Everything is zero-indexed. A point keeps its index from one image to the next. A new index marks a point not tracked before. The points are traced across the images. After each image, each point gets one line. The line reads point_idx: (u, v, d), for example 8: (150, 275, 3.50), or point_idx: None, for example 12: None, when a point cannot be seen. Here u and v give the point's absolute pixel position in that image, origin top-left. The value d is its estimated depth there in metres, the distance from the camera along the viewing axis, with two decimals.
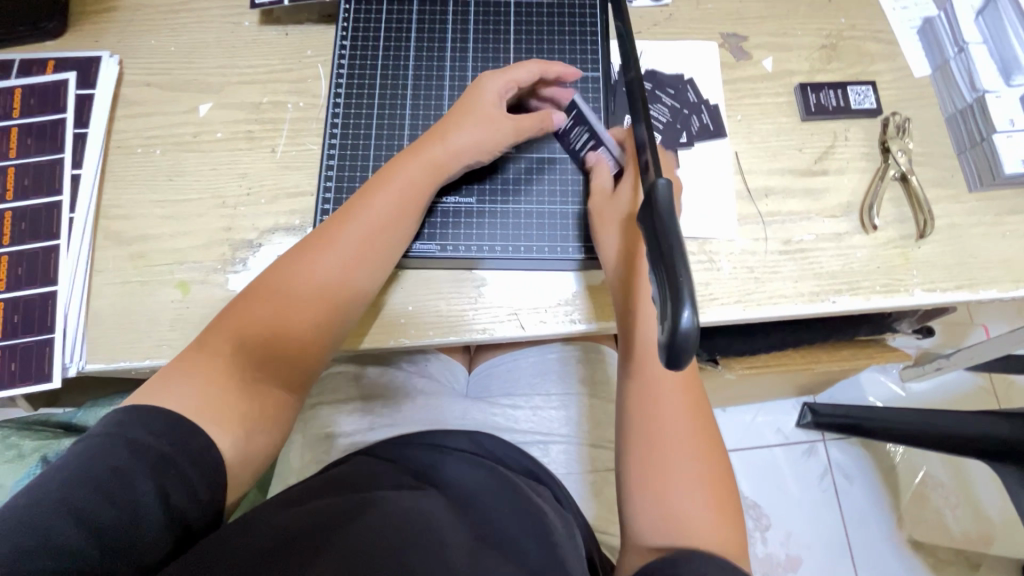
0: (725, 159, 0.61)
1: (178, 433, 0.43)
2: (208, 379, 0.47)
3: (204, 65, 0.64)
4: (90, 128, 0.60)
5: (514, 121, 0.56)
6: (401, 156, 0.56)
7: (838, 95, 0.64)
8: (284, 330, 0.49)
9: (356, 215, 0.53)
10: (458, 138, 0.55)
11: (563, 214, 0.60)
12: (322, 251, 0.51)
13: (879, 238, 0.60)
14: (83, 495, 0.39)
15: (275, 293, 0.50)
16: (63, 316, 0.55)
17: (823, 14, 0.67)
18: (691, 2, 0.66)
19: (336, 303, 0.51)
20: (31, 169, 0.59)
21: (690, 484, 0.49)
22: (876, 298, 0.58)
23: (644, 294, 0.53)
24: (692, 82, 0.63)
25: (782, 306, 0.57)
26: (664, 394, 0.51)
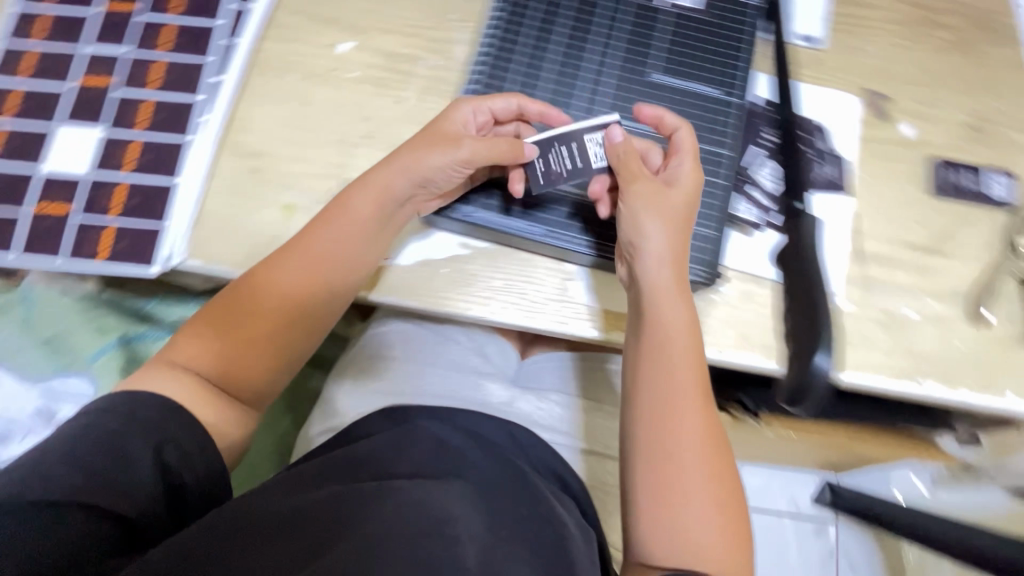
0: (845, 215, 0.60)
1: (168, 415, 0.49)
2: (185, 367, 0.53)
3: (356, 6, 0.66)
4: (240, 40, 0.63)
5: (476, 144, 0.55)
6: (351, 185, 0.57)
7: (973, 179, 0.61)
8: (266, 304, 0.54)
9: (330, 215, 0.55)
10: (430, 161, 0.55)
11: None
12: (296, 251, 0.55)
13: (984, 333, 0.57)
14: (77, 460, 0.43)
15: (247, 299, 0.54)
16: (176, 209, 0.58)
17: (975, 95, 0.64)
18: (841, 50, 0.65)
19: (308, 307, 0.55)
20: (179, 67, 0.62)
21: (692, 492, 0.48)
22: (965, 393, 0.55)
23: (672, 290, 0.51)
24: (824, 131, 0.62)
25: (874, 381, 0.55)
26: (677, 403, 0.50)
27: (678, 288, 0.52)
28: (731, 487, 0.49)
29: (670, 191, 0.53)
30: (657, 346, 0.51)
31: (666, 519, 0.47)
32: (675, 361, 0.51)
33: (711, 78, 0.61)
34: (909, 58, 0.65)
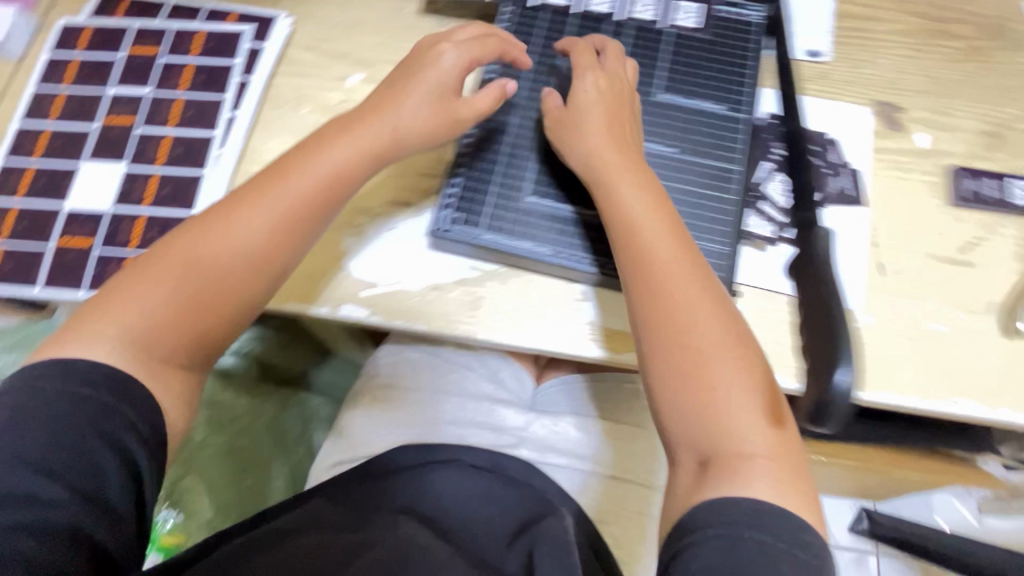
0: (860, 232, 0.58)
1: (119, 387, 0.44)
2: (121, 329, 0.46)
3: (363, 41, 0.69)
4: (264, 45, 0.66)
5: (429, 105, 0.54)
6: (334, 137, 0.53)
7: (996, 187, 0.59)
8: (235, 250, 0.49)
9: (295, 163, 0.52)
10: (403, 121, 0.54)
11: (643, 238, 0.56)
12: (263, 201, 0.50)
13: (1016, 346, 0.54)
14: (61, 452, 0.42)
15: (195, 262, 0.48)
16: (216, 155, 0.62)
17: (985, 97, 0.64)
18: (846, 64, 0.66)
19: (297, 223, 0.50)
20: (206, 69, 0.65)
21: (737, 379, 0.47)
22: (1004, 412, 0.53)
23: (612, 168, 0.53)
24: (836, 145, 0.61)
25: (898, 394, 0.53)
26: (646, 222, 0.51)
27: (608, 162, 0.53)
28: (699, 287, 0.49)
29: (432, 73, 0.54)
30: (614, 168, 0.53)
31: (675, 342, 0.48)
32: (620, 159, 0.53)
33: (718, 95, 0.59)
34: (920, 68, 0.65)
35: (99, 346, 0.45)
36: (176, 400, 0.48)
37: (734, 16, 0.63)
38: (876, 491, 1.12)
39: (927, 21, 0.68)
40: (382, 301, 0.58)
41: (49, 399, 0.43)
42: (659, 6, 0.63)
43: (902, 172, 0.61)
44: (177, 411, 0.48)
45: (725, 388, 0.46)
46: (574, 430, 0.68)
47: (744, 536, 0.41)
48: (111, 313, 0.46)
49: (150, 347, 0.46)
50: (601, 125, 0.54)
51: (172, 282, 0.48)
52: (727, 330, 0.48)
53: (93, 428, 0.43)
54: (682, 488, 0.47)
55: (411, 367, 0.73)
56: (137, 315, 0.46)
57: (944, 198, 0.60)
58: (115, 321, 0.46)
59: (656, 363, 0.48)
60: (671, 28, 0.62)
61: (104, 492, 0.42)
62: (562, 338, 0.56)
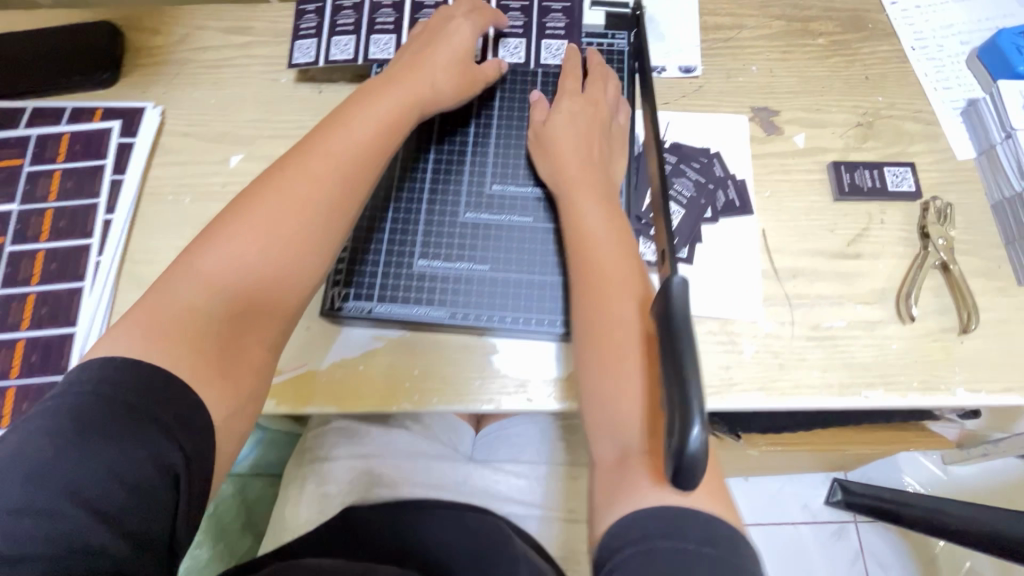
0: (751, 236, 0.59)
1: (173, 390, 0.39)
2: (160, 332, 0.41)
3: (240, 118, 0.67)
4: (136, 138, 0.64)
5: (448, 71, 0.57)
6: (346, 108, 0.53)
7: (873, 176, 0.61)
8: (299, 210, 0.47)
9: (342, 120, 0.52)
10: (430, 69, 0.56)
11: (530, 282, 0.56)
12: (311, 158, 0.49)
13: (917, 329, 0.56)
14: (115, 466, 0.35)
15: (229, 278, 0.44)
16: (94, 264, 0.59)
17: (859, 91, 0.66)
18: (721, 75, 0.67)
19: (344, 207, 0.49)
20: (75, 173, 0.62)
21: (631, 386, 0.45)
22: (913, 396, 0.54)
23: (572, 184, 0.53)
24: (719, 156, 0.62)
25: (807, 397, 0.54)
26: (598, 224, 0.51)
27: (568, 174, 0.54)
28: (635, 295, 0.48)
29: (447, 40, 0.58)
30: (571, 183, 0.54)
31: (606, 351, 0.47)
32: (574, 163, 0.54)
33: None
34: (789, 69, 0.67)
35: (155, 336, 0.41)
36: (230, 400, 0.42)
37: (602, 47, 0.64)
38: (842, 464, 1.14)
39: (789, 22, 0.69)
40: (287, 384, 0.56)
41: (112, 431, 0.36)
42: (525, 48, 0.63)
43: (784, 174, 0.62)
44: (226, 418, 0.42)
45: (630, 393, 0.44)
46: (514, 477, 0.68)
47: (661, 544, 0.36)
48: (165, 301, 0.43)
49: (201, 330, 0.42)
50: (571, 139, 0.55)
51: (227, 271, 0.45)
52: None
53: (124, 409, 0.37)
54: (602, 486, 0.43)
55: (342, 434, 0.70)
56: (187, 311, 0.43)
57: (828, 194, 0.61)
58: (172, 303, 0.43)
59: (591, 360, 0.47)
60: (540, 67, 0.63)
61: (132, 528, 0.35)
62: (475, 395, 0.55)
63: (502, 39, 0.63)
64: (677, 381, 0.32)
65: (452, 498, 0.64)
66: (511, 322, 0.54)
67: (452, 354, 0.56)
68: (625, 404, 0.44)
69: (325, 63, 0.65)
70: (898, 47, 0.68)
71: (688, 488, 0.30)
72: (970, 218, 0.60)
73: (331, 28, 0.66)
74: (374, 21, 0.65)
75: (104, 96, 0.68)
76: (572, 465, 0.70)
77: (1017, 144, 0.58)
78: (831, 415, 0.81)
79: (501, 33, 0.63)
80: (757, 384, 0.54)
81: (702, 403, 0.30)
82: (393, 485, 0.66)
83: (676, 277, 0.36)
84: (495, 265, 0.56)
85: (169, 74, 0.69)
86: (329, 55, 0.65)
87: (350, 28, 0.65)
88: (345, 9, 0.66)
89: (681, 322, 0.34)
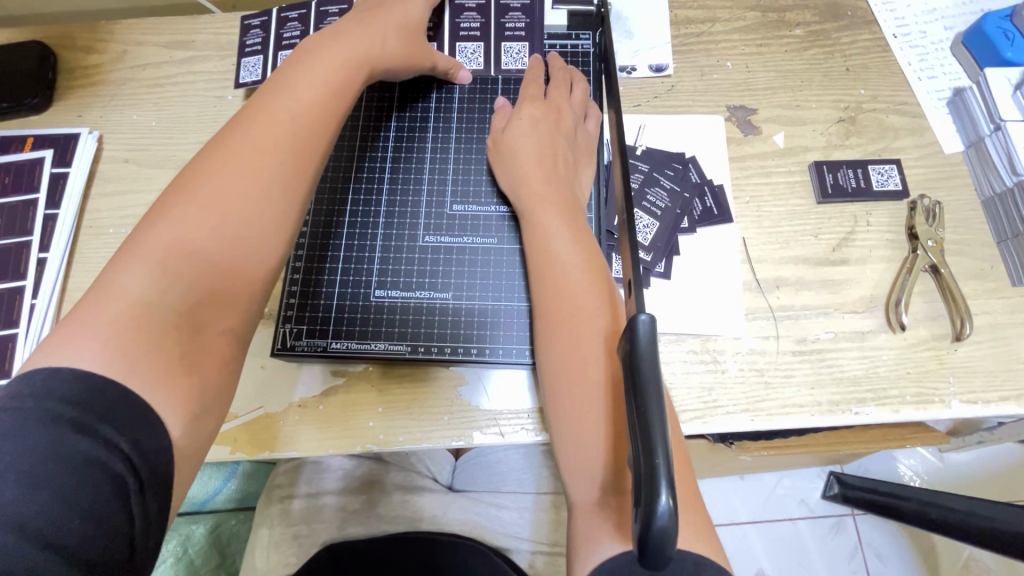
0: (730, 245, 0.56)
1: (125, 398, 0.33)
2: (103, 332, 0.34)
3: (184, 141, 0.62)
4: (71, 168, 0.60)
5: (397, 36, 0.52)
6: (288, 73, 0.47)
7: (857, 175, 0.58)
8: (259, 176, 0.42)
9: (289, 84, 0.46)
10: (377, 31, 0.51)
11: (495, 308, 0.52)
12: (260, 126, 0.43)
13: (908, 338, 0.53)
14: (55, 479, 0.30)
15: (176, 258, 0.38)
16: (30, 309, 0.55)
17: (840, 85, 0.62)
18: (695, 73, 0.63)
19: (301, 175, 0.44)
20: (5, 209, 0.58)
21: (602, 425, 0.42)
22: (906, 411, 0.51)
23: (535, 202, 0.50)
24: (695, 161, 0.59)
25: (796, 417, 0.51)
26: (564, 245, 0.48)
27: (530, 191, 0.50)
28: (604, 324, 0.44)
29: (391, 7, 0.53)
30: (535, 198, 0.50)
31: (576, 385, 0.43)
32: (538, 176, 0.50)
33: None
34: (766, 64, 0.63)
35: (112, 341, 0.34)
36: (194, 396, 0.36)
37: (565, 49, 0.60)
38: (838, 460, 1.12)
39: (764, 12, 0.65)
40: (245, 431, 0.52)
41: (41, 439, 0.30)
42: (483, 52, 0.59)
43: (764, 177, 0.59)
44: (192, 418, 0.36)
45: (600, 433, 0.41)
46: (496, 508, 0.65)
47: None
48: (112, 298, 0.36)
49: (157, 321, 0.36)
50: (531, 151, 0.51)
51: (184, 251, 0.38)
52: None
53: (62, 415, 0.31)
54: (579, 531, 0.40)
55: (316, 470, 0.67)
56: (140, 306, 0.36)
57: (811, 197, 0.58)
58: (121, 300, 0.36)
59: (562, 390, 0.44)
60: (500, 75, 0.59)
61: (81, 553, 0.29)
62: (443, 432, 0.51)
63: (458, 44, 0.59)
64: (642, 441, 0.28)
65: (433, 530, 0.61)
66: (478, 355, 0.51)
67: (422, 389, 0.52)
68: (593, 443, 0.41)
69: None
70: (879, 35, 0.64)
71: (657, 565, 0.27)
72: (959, 216, 0.57)
73: (276, 42, 0.61)
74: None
75: (36, 122, 0.63)
76: (555, 493, 0.67)
77: (1006, 137, 0.55)
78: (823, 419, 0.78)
79: (457, 36, 0.59)
80: (742, 406, 0.51)
81: (669, 469, 0.27)
82: (369, 521, 0.62)
83: (642, 316, 0.32)
84: (458, 292, 0.52)
85: (105, 96, 0.64)
86: (276, 73, 0.61)
87: (297, 42, 0.61)
88: (291, 21, 0.61)
89: (648, 367, 0.30)
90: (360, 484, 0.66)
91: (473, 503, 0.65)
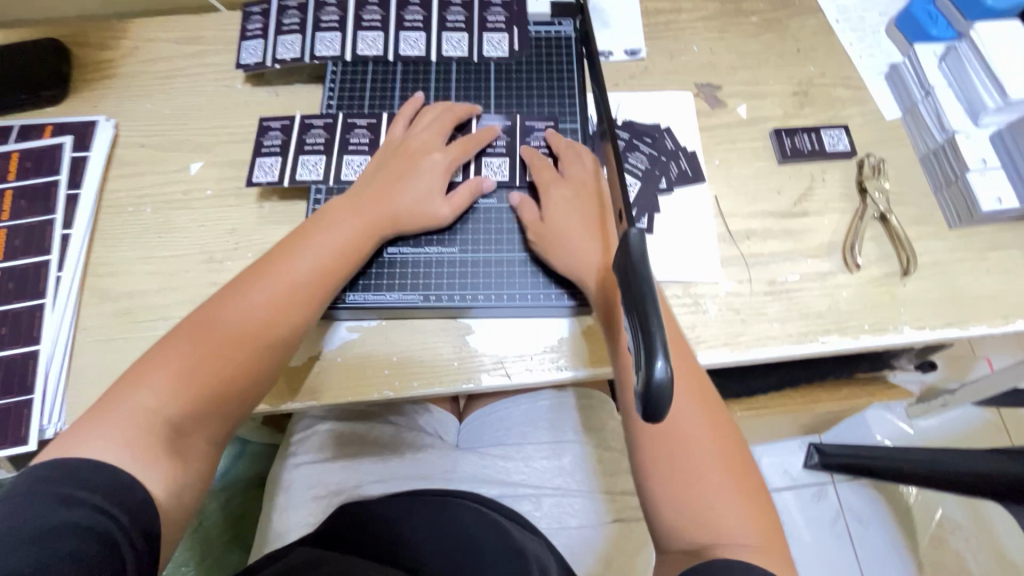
0: (704, 203, 0.63)
1: (111, 483, 0.40)
2: (122, 432, 0.42)
3: (196, 126, 0.67)
4: (91, 151, 0.63)
5: (424, 182, 0.56)
6: (325, 212, 0.55)
7: (812, 139, 0.65)
8: (246, 330, 0.48)
9: (317, 226, 0.54)
10: (403, 183, 0.56)
11: (499, 262, 0.58)
12: (283, 267, 0.51)
13: (863, 276, 0.60)
14: (50, 524, 0.36)
15: (187, 380, 0.45)
16: (55, 282, 0.58)
17: (793, 63, 0.70)
18: (665, 56, 0.70)
19: (300, 312, 0.50)
20: (27, 191, 0.61)
21: (718, 489, 0.45)
22: (864, 338, 0.58)
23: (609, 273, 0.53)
24: (670, 130, 0.65)
25: (769, 348, 0.57)
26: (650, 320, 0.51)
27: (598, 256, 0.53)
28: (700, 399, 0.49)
29: (428, 149, 0.58)
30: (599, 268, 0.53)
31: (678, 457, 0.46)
32: (590, 251, 0.54)
33: (552, 111, 0.64)
34: (727, 47, 0.71)
35: (120, 439, 0.42)
36: (177, 480, 0.43)
37: (550, 35, 0.68)
38: (814, 425, 1.19)
39: (723, 3, 0.74)
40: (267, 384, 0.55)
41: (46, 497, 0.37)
42: (509, 166, 0.61)
43: (731, 143, 0.66)
44: (172, 497, 0.43)
45: (713, 498, 0.45)
46: (502, 460, 0.68)
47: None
48: (134, 396, 0.44)
49: (159, 430, 0.43)
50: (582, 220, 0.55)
51: (195, 369, 0.45)
52: (693, 387, 0.49)
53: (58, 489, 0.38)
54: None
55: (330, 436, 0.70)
56: (153, 414, 0.43)
57: (772, 158, 0.65)
58: (143, 400, 0.44)
59: (654, 471, 0.47)
60: (489, 58, 0.66)
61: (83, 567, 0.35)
62: (451, 373, 0.56)
63: (483, 161, 0.61)
64: (640, 319, 0.34)
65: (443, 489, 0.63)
66: (483, 300, 0.56)
67: (433, 339, 0.57)
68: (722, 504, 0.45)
69: (291, 182, 0.61)
70: (823, 21, 0.73)
71: (658, 421, 0.33)
72: (902, 170, 0.64)
73: (298, 146, 0.62)
74: (319, 19, 0.66)
75: (53, 112, 0.67)
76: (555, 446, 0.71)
77: (936, 101, 0.63)
78: (794, 375, 0.85)
79: (483, 152, 0.61)
80: (722, 340, 0.57)
81: (664, 337, 0.33)
82: (381, 483, 0.65)
83: (632, 230, 0.37)
84: (464, 247, 0.58)
85: (119, 87, 0.68)
86: (296, 174, 0.61)
87: (297, 27, 0.66)
88: (290, 10, 0.67)
89: (640, 268, 0.36)
90: (369, 449, 0.69)
91: (483, 464, 0.68)
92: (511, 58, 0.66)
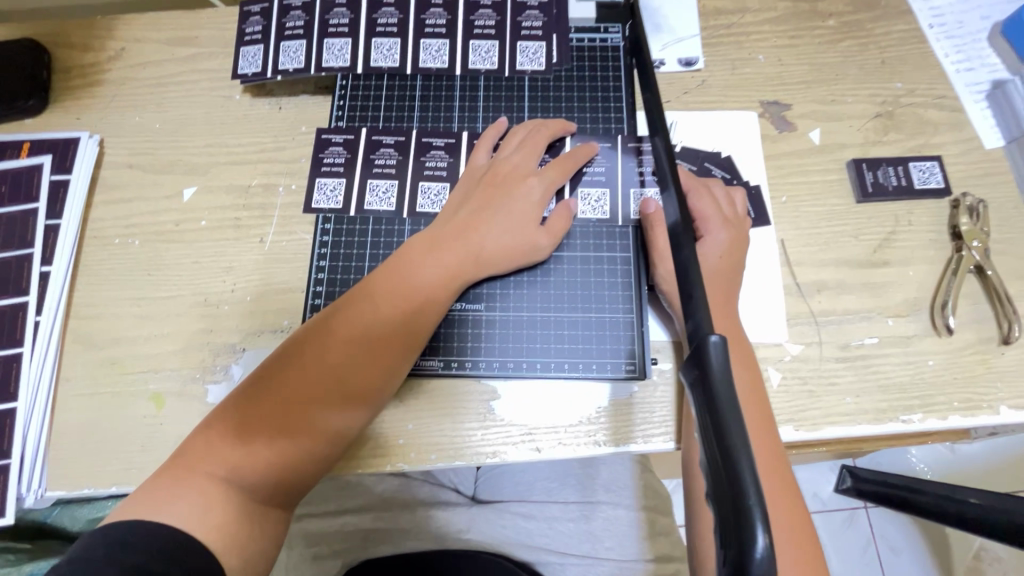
0: (769, 248, 0.54)
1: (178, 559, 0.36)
2: (193, 502, 0.39)
3: (189, 144, 0.59)
4: (72, 175, 0.56)
5: (520, 214, 0.50)
6: (415, 247, 0.48)
7: (898, 173, 0.56)
8: (324, 385, 0.43)
9: (404, 263, 0.47)
10: (497, 215, 0.49)
11: (531, 322, 0.51)
12: (365, 315, 0.45)
13: (953, 342, 0.51)
14: None
15: (260, 444, 0.41)
16: (34, 328, 0.52)
17: (877, 78, 0.60)
18: (726, 67, 0.60)
19: (383, 367, 0.45)
20: (3, 221, 0.55)
21: None
22: (954, 418, 0.49)
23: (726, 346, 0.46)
24: (730, 161, 0.57)
25: (841, 426, 0.49)
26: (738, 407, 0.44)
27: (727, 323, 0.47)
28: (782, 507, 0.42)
29: (522, 175, 0.51)
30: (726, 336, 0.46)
31: None
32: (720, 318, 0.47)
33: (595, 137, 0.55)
34: (798, 56, 0.61)
35: (192, 507, 0.38)
36: (249, 551, 0.39)
37: (594, 44, 0.59)
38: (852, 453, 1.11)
39: (796, 2, 0.63)
40: None
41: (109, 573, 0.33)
42: (609, 200, 0.54)
43: (802, 176, 0.57)
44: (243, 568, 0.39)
45: None
46: (523, 520, 0.62)
47: None
48: (205, 462, 0.40)
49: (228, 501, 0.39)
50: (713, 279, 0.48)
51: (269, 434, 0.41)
52: (785, 517, 0.41)
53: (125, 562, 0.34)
54: None
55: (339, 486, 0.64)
56: (226, 483, 0.40)
57: (850, 195, 0.56)
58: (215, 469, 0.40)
59: None
60: (522, 70, 0.57)
61: None
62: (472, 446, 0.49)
63: (581, 190, 0.54)
64: (725, 472, 0.26)
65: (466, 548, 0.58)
66: (514, 368, 0.50)
67: (450, 405, 0.50)
68: None
69: (358, 211, 0.55)
70: (915, 26, 0.62)
71: None
72: (1002, 213, 0.55)
73: (366, 165, 0.55)
74: (327, 23, 0.58)
75: (31, 126, 0.60)
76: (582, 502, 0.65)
77: None
78: None
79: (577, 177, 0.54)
80: (786, 416, 0.49)
81: (763, 504, 0.25)
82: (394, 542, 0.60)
83: (713, 337, 0.30)
84: (490, 303, 0.52)
85: (103, 97, 0.61)
86: (364, 202, 0.55)
87: (301, 32, 0.58)
88: (294, 10, 0.59)
89: (725, 395, 0.28)
90: (380, 502, 0.63)
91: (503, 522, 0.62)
92: (548, 71, 0.57)
